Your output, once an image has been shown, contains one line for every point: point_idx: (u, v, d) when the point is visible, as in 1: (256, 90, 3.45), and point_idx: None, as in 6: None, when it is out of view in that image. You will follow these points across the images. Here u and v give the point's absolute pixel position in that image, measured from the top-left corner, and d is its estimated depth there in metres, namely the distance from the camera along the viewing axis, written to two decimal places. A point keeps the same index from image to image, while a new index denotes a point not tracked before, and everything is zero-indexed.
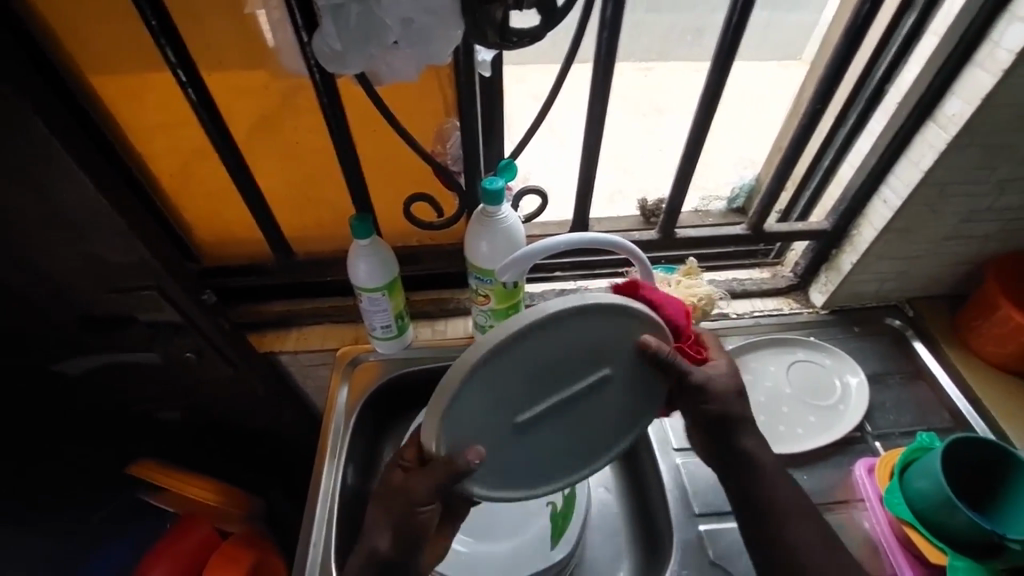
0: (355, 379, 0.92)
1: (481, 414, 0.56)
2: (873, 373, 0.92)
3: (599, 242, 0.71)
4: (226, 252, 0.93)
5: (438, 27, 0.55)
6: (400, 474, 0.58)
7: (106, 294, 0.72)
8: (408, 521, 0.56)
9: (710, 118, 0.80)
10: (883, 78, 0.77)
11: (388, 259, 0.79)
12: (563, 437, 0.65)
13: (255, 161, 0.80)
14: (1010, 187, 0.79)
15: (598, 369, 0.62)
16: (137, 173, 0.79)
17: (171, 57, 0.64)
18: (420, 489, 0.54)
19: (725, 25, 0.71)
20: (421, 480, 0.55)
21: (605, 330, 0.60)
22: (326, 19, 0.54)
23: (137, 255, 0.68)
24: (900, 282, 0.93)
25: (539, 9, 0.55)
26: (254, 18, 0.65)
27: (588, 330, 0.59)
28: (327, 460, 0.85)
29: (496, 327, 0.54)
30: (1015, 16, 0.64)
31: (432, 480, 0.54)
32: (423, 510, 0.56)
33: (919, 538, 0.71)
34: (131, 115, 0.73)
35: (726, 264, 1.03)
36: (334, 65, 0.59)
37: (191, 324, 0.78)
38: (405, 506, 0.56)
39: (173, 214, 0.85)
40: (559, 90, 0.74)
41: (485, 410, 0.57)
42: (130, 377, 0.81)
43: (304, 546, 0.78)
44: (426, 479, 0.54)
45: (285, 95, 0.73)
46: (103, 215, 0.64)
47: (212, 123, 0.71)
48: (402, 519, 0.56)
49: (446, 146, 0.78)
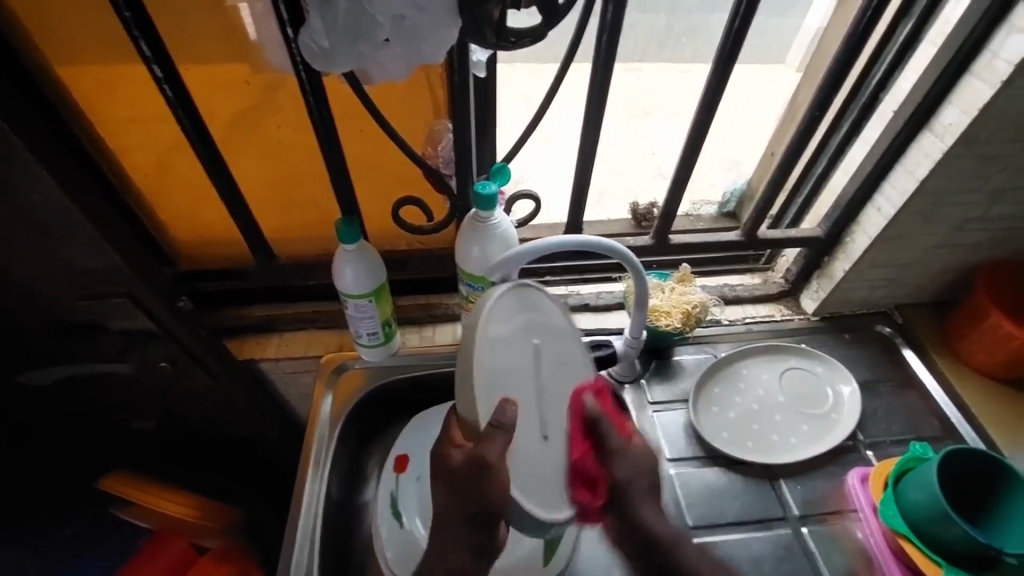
0: (339, 387, 0.89)
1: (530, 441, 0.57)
2: (864, 380, 0.92)
3: (595, 248, 0.69)
4: (204, 254, 0.89)
5: (431, 27, 0.53)
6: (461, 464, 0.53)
7: (76, 302, 0.68)
8: (481, 487, 0.52)
9: (709, 122, 0.78)
10: (879, 86, 0.77)
11: (375, 265, 0.76)
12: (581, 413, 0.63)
13: (234, 159, 0.77)
14: (1003, 198, 0.79)
15: (536, 343, 0.61)
16: (109, 170, 0.74)
17: (145, 50, 0.60)
18: (491, 451, 0.51)
19: (726, 31, 0.69)
20: (488, 446, 0.52)
21: (517, 313, 0.60)
22: (313, 12, 0.52)
23: (108, 258, 0.64)
24: (891, 289, 0.93)
25: (539, 8, 0.52)
26: (238, 11, 0.62)
27: (513, 313, 0.59)
28: (310, 472, 0.82)
29: (465, 336, 0.54)
30: (1014, 28, 0.64)
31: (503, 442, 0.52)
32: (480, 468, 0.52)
33: (913, 550, 0.71)
34: (102, 110, 0.69)
35: (716, 269, 1.02)
36: (320, 64, 0.55)
37: (167, 334, 0.75)
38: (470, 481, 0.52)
39: (146, 214, 0.81)
40: (556, 91, 0.71)
41: (526, 448, 0.56)
42: (103, 388, 0.76)
43: (286, 564, 0.75)
44: (500, 439, 0.52)
45: (268, 91, 0.69)
46: (68, 215, 0.59)
47: (189, 119, 0.66)
48: (454, 477, 0.54)
49: (437, 149, 0.76)
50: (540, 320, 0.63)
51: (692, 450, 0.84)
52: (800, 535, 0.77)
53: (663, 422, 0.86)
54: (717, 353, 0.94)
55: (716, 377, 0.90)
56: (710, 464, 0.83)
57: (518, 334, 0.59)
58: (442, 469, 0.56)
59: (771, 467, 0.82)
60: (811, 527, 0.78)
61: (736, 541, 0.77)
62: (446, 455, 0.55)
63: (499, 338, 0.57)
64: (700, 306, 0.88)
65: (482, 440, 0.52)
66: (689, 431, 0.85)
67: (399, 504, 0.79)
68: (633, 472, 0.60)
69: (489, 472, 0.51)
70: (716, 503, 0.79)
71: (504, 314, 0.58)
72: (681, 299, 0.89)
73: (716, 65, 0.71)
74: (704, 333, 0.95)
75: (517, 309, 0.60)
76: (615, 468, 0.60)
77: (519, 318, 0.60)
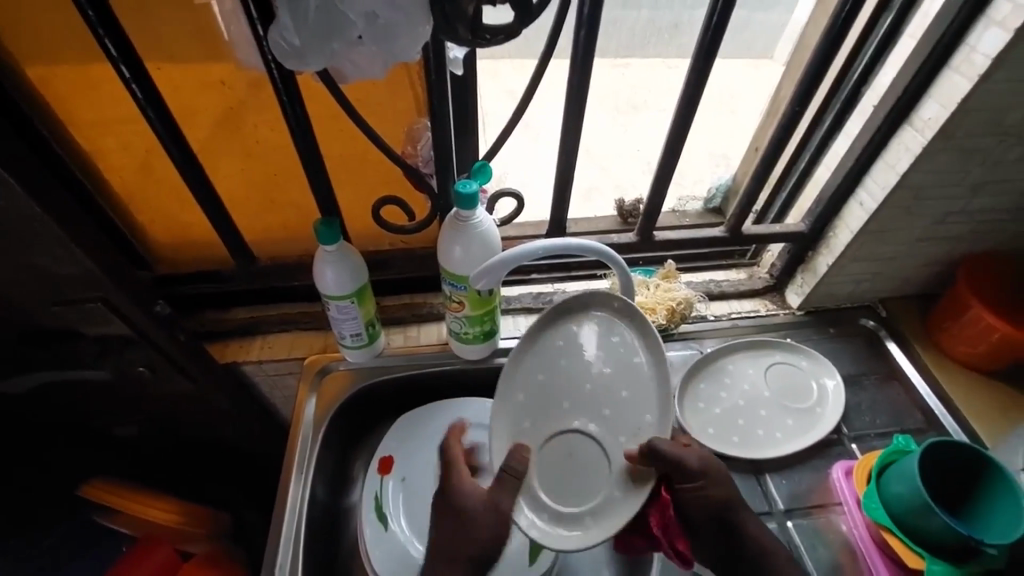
0: (324, 390, 0.88)
1: (588, 466, 0.68)
2: (849, 374, 0.92)
3: (576, 247, 0.69)
4: (184, 256, 0.88)
5: (404, 24, 0.52)
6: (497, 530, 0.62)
7: (48, 308, 0.67)
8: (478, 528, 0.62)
9: (690, 119, 0.77)
10: (860, 79, 0.77)
11: (357, 264, 0.75)
12: (534, 425, 0.70)
13: (211, 161, 0.75)
14: (983, 190, 0.79)
15: (566, 358, 0.73)
16: (82, 173, 0.73)
17: (111, 50, 0.58)
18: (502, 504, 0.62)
19: (706, 25, 0.68)
20: (504, 496, 0.62)
21: (598, 336, 0.73)
22: (283, 11, 0.50)
23: (79, 264, 0.63)
24: (875, 283, 0.94)
25: (513, 5, 0.51)
26: (208, 10, 0.60)
27: (601, 334, 0.73)
28: (294, 475, 0.80)
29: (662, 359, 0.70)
30: (992, 21, 0.63)
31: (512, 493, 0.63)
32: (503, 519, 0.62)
33: (895, 542, 0.72)
34: (74, 111, 0.67)
35: (702, 265, 1.02)
36: (293, 62, 0.54)
37: (144, 338, 0.74)
38: (482, 517, 0.62)
39: (122, 217, 0.80)
40: (535, 88, 0.70)
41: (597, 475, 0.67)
42: (78, 395, 0.75)
43: (270, 569, 0.74)
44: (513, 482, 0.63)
45: (243, 90, 0.68)
46: (36, 221, 0.58)
47: (161, 121, 0.65)
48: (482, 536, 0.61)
49: (417, 148, 0.75)
50: (562, 337, 0.73)
51: None
52: (784, 529, 0.78)
53: None
54: (703, 349, 0.94)
55: (703, 372, 0.90)
56: None
57: (631, 376, 0.70)
58: (465, 531, 0.62)
59: (756, 462, 0.82)
60: (796, 521, 0.78)
61: None
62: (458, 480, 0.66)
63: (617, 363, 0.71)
64: (684, 303, 0.88)
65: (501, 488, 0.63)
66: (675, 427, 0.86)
67: (386, 506, 0.80)
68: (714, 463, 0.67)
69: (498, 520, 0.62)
70: None
71: (653, 368, 0.70)
72: (666, 295, 0.89)
73: (696, 60, 0.71)
74: (689, 329, 0.95)
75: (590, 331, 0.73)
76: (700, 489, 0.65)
77: (622, 362, 0.71)
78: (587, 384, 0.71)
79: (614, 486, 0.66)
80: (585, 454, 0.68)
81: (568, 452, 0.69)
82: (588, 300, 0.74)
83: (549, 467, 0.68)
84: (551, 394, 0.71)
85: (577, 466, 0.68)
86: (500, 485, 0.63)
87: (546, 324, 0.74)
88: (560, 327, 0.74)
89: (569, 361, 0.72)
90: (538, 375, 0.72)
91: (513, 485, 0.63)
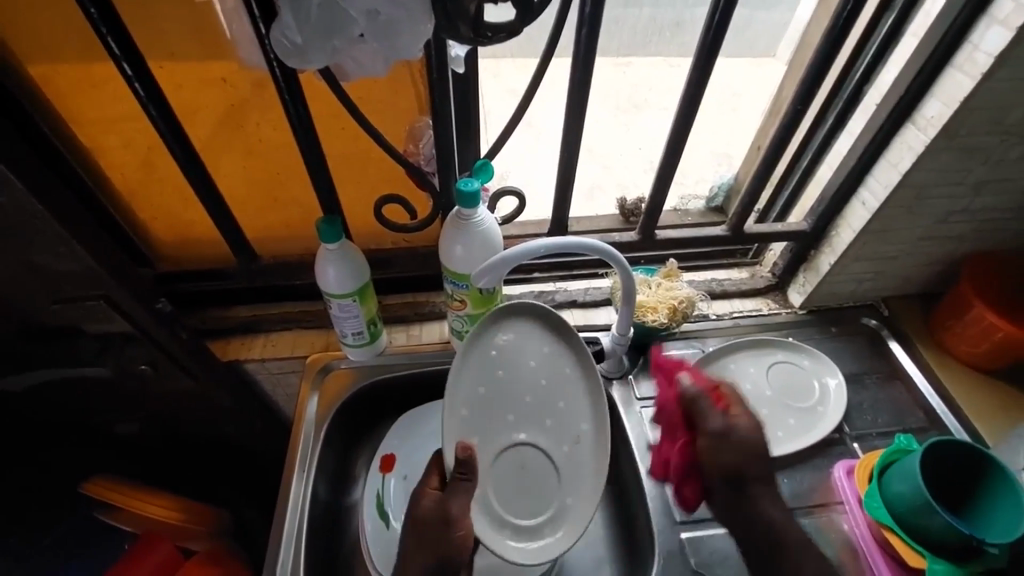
0: (326, 388, 0.88)
1: (539, 476, 0.72)
2: (850, 373, 0.92)
3: (577, 246, 0.69)
4: (187, 254, 0.88)
5: (406, 22, 0.52)
6: (458, 537, 0.62)
7: (52, 305, 0.67)
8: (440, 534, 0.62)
9: (692, 117, 0.77)
10: (863, 78, 0.77)
11: (359, 262, 0.75)
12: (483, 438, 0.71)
13: (213, 159, 0.75)
14: (986, 189, 0.79)
15: (501, 369, 0.74)
16: (85, 172, 0.73)
17: (114, 48, 0.58)
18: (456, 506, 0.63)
19: (707, 23, 0.68)
20: (457, 500, 0.63)
21: (533, 346, 0.76)
22: (285, 9, 0.51)
23: (81, 261, 0.63)
24: (876, 282, 0.93)
25: (514, 3, 0.51)
26: (210, 8, 0.60)
27: (535, 343, 0.76)
28: (295, 472, 0.81)
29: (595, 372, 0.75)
30: (994, 19, 0.63)
31: (465, 496, 0.64)
32: (460, 525, 0.62)
33: (896, 541, 0.72)
34: (77, 109, 0.68)
35: (704, 264, 1.02)
36: (295, 60, 0.55)
37: (146, 336, 0.74)
38: (441, 526, 0.62)
39: (125, 215, 0.80)
40: (537, 86, 0.70)
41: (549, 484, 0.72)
42: (81, 392, 0.75)
43: (271, 565, 0.74)
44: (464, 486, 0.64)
45: (245, 89, 0.68)
46: (38, 219, 0.58)
47: (163, 120, 0.65)
48: (443, 543, 0.62)
49: (419, 146, 0.75)
50: (498, 348, 0.75)
51: None
52: None
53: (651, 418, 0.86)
54: (705, 348, 0.94)
55: (705, 371, 0.90)
56: None
57: (562, 386, 0.75)
58: (428, 538, 0.62)
59: None
60: (797, 520, 0.78)
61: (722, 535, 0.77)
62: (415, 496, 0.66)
63: (554, 374, 0.75)
64: (687, 302, 0.87)
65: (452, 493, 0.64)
66: None
67: (387, 504, 0.80)
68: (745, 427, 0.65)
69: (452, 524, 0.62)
70: None
71: (582, 375, 0.76)
72: (668, 294, 0.88)
73: (698, 59, 0.71)
74: (690, 328, 0.95)
75: (524, 341, 0.76)
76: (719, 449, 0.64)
77: (554, 371, 0.76)
78: (527, 395, 0.74)
79: (566, 493, 0.72)
80: (531, 463, 0.72)
81: (517, 462, 0.72)
82: (525, 310, 0.77)
83: (503, 480, 0.71)
84: (495, 404, 0.73)
85: (528, 477, 0.72)
86: (454, 492, 0.64)
87: (483, 333, 0.75)
88: (494, 334, 0.76)
89: (508, 370, 0.74)
90: (499, 372, 0.74)
91: (467, 490, 0.64)
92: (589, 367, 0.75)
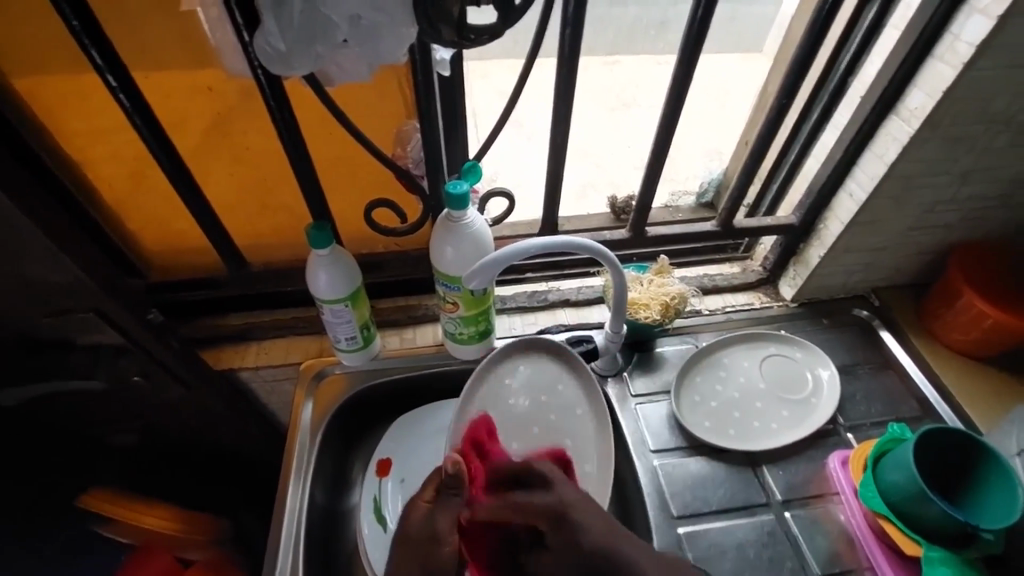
0: (320, 394, 0.88)
1: None
2: (843, 364, 0.92)
3: (567, 245, 0.69)
4: (179, 264, 0.88)
5: (387, 24, 0.52)
6: (445, 552, 0.63)
7: (42, 317, 0.66)
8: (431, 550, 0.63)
9: (679, 111, 0.77)
10: (846, 70, 0.77)
11: (350, 268, 0.75)
12: None
13: (201, 168, 0.75)
14: (972, 178, 0.80)
15: (543, 395, 0.82)
16: (73, 185, 0.73)
17: (97, 58, 0.58)
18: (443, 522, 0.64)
19: (690, 20, 0.68)
20: (444, 515, 0.65)
21: (543, 378, 0.83)
22: (267, 15, 0.51)
23: (70, 273, 0.63)
24: (866, 273, 0.94)
25: (496, 5, 0.51)
26: (192, 15, 0.60)
27: (541, 378, 0.83)
28: (292, 480, 0.81)
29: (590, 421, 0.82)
30: (974, 9, 0.64)
31: (452, 513, 0.65)
32: (447, 541, 0.63)
33: (892, 529, 0.72)
34: (63, 121, 0.67)
35: (695, 260, 1.03)
36: (280, 67, 0.54)
37: (138, 347, 0.74)
38: (428, 542, 0.63)
39: (114, 226, 0.80)
40: (524, 86, 0.70)
41: None
42: (76, 405, 0.75)
43: (270, 573, 0.74)
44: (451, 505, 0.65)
45: (231, 98, 0.68)
46: (26, 232, 0.58)
47: (149, 129, 0.65)
48: (432, 556, 0.63)
49: (406, 149, 0.75)
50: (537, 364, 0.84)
51: (675, 441, 0.84)
52: (782, 520, 0.78)
53: (645, 414, 0.86)
54: (698, 343, 0.94)
55: (698, 366, 0.91)
56: (693, 454, 0.83)
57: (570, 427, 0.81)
58: (416, 552, 0.63)
59: (753, 455, 0.83)
60: (793, 511, 0.78)
61: (719, 529, 0.77)
62: (410, 509, 0.67)
63: (566, 418, 0.82)
64: (679, 298, 0.88)
65: (441, 506, 0.65)
66: (671, 422, 0.86)
67: (384, 508, 0.80)
68: (596, 521, 0.63)
69: (437, 542, 0.63)
70: (701, 491, 0.80)
71: (592, 418, 0.82)
72: (660, 291, 0.89)
73: (682, 54, 0.71)
74: (684, 324, 0.96)
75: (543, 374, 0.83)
76: (574, 528, 0.62)
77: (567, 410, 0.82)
78: (535, 427, 0.80)
79: None
80: None
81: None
82: (545, 344, 0.84)
83: None
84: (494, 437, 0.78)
85: None
86: (445, 506, 0.65)
87: (504, 358, 0.82)
88: (512, 364, 0.83)
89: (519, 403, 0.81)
90: (511, 399, 0.81)
91: (455, 505, 0.65)
92: (600, 413, 0.82)
